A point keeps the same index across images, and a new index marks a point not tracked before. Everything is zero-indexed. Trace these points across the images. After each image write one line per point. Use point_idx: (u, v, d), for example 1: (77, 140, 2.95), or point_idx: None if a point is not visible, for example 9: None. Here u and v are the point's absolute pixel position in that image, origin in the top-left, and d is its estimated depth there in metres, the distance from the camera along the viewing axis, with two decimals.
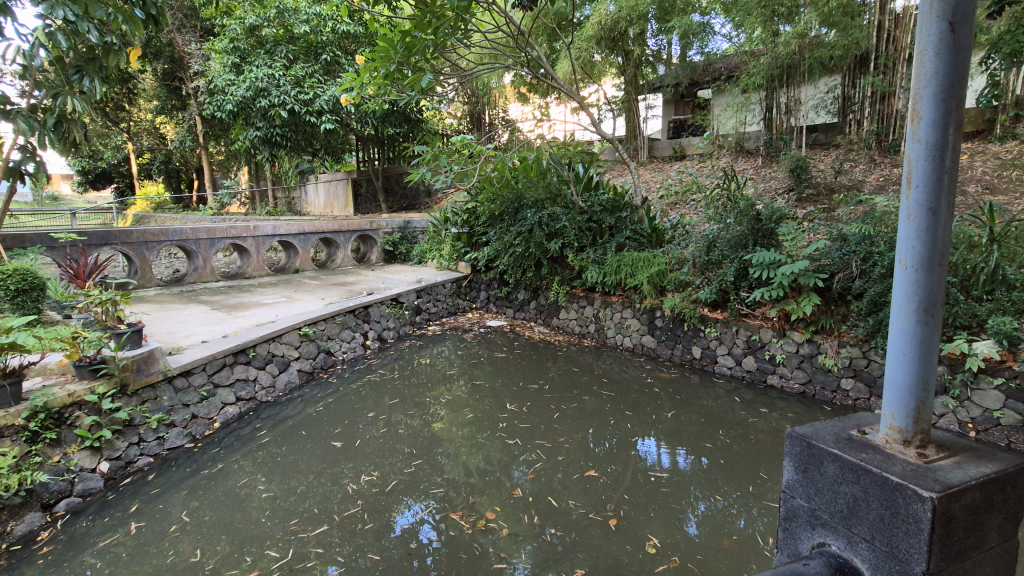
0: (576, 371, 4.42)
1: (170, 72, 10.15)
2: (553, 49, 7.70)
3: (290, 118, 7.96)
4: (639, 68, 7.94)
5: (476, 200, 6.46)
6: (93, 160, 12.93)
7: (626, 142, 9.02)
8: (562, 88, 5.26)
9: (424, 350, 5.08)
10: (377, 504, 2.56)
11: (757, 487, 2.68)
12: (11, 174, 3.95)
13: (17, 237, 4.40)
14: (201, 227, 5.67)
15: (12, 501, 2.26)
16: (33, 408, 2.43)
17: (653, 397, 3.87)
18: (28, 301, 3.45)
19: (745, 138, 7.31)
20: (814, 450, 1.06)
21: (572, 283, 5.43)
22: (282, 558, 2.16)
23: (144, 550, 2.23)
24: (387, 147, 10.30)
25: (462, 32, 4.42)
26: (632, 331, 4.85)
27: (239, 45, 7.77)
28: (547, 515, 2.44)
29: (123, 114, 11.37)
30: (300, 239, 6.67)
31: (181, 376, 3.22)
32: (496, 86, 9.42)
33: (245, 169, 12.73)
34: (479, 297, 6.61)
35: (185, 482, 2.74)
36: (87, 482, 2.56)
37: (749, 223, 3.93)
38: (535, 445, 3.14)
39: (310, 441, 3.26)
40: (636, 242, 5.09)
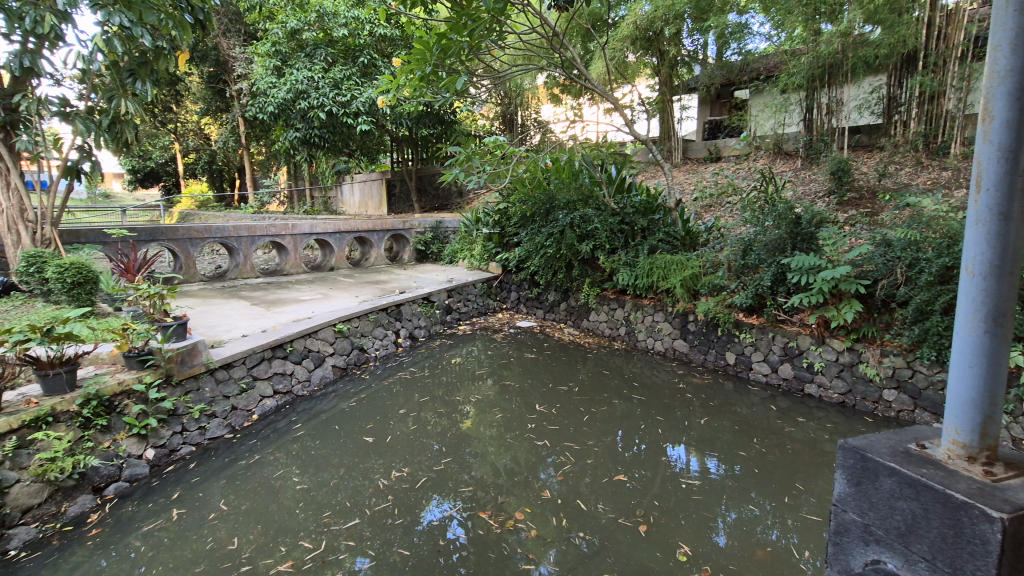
0: (606, 374, 4.38)
1: (215, 75, 10.57)
2: (587, 49, 7.65)
3: (327, 120, 8.14)
4: (674, 68, 7.83)
5: (508, 200, 6.47)
6: (143, 159, 13.53)
7: (660, 143, 8.93)
8: (596, 89, 5.20)
9: (454, 349, 5.12)
10: (407, 499, 2.59)
11: (792, 499, 2.60)
12: (67, 173, 4.13)
13: (74, 232, 4.63)
14: (242, 225, 5.85)
15: (66, 483, 2.38)
16: (86, 395, 2.55)
17: (684, 402, 3.81)
18: (83, 293, 3.64)
19: (783, 139, 7.14)
20: (869, 463, 1.03)
21: (603, 285, 5.40)
22: (315, 549, 2.21)
23: (186, 536, 2.31)
24: (421, 147, 10.45)
25: (497, 33, 4.44)
26: (663, 334, 4.80)
27: (280, 49, 8.09)
28: (575, 518, 2.42)
29: (171, 116, 11.86)
30: (336, 238, 6.82)
31: (223, 368, 3.33)
32: (529, 87, 9.41)
33: (284, 169, 13.10)
34: (509, 297, 6.63)
35: (223, 471, 2.83)
36: (133, 468, 2.67)
37: (788, 227, 3.81)
38: (564, 447, 3.13)
39: (342, 435, 3.33)
40: (669, 245, 5.02)
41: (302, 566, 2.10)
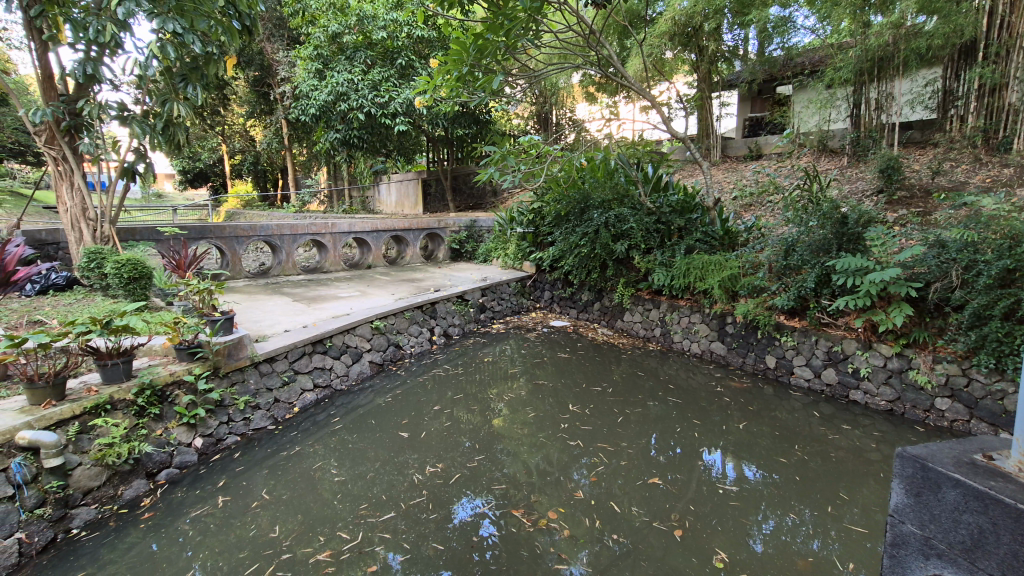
0: (641, 375, 4.32)
1: (260, 79, 10.95)
2: (624, 46, 7.56)
3: (366, 121, 8.30)
4: (714, 64, 7.66)
5: (542, 200, 6.45)
6: (193, 160, 14.15)
7: (698, 141, 8.76)
8: (633, 87, 5.11)
9: (487, 348, 5.15)
10: (441, 494, 2.62)
11: (835, 508, 2.50)
12: (125, 173, 4.33)
13: (130, 230, 4.88)
14: (285, 223, 6.04)
15: (123, 467, 2.50)
16: (141, 385, 2.68)
17: (722, 405, 3.73)
18: (138, 288, 3.82)
19: (829, 136, 6.90)
20: (931, 473, 0.99)
21: (637, 285, 5.33)
22: (351, 540, 2.26)
23: (230, 522, 2.41)
24: (456, 147, 10.56)
25: (533, 32, 4.45)
26: (700, 336, 4.70)
27: (322, 52, 8.33)
28: (608, 520, 2.40)
29: (219, 118, 12.35)
30: (373, 237, 6.97)
31: (266, 361, 3.45)
32: (564, 85, 9.37)
33: (324, 169, 13.46)
34: (543, 297, 6.64)
35: (266, 461, 2.93)
36: (183, 456, 2.79)
37: (833, 227, 3.67)
38: (598, 448, 3.10)
39: (378, 430, 3.40)
40: (707, 245, 4.92)
41: (340, 555, 2.16)
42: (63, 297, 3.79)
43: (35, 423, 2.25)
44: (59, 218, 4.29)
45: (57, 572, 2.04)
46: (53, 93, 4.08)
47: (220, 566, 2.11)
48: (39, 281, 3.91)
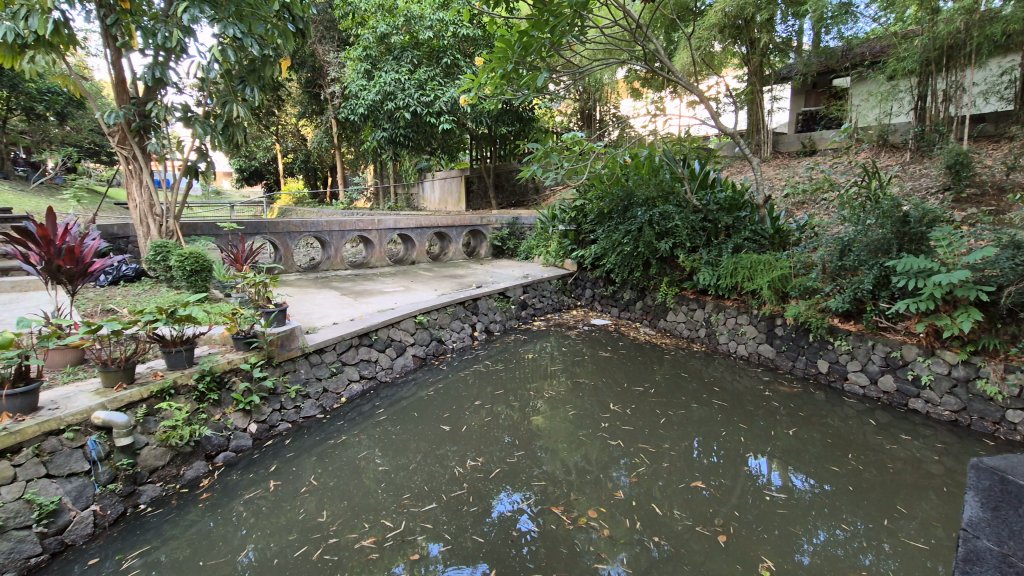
0: (684, 376, 4.24)
1: (311, 80, 11.34)
2: (671, 40, 7.39)
3: (411, 119, 8.46)
4: (765, 57, 7.37)
5: (584, 197, 6.39)
6: (249, 159, 14.84)
7: (747, 137, 8.47)
8: (680, 82, 4.96)
9: (528, 345, 5.16)
10: (481, 488, 2.65)
11: (892, 522, 2.38)
12: (188, 172, 4.58)
13: (193, 226, 5.15)
14: (334, 220, 6.24)
15: (184, 449, 2.66)
16: (202, 371, 2.83)
17: (770, 410, 3.60)
18: (199, 280, 4.04)
19: (889, 130, 6.55)
20: (1011, 487, 0.94)
21: (682, 284, 5.23)
22: (394, 528, 2.32)
23: (281, 506, 2.51)
24: (498, 145, 10.63)
25: (578, 28, 4.42)
26: (747, 338, 4.57)
27: (370, 53, 8.56)
28: (649, 522, 2.37)
29: (274, 119, 12.88)
30: (417, 233, 7.11)
31: (316, 353, 3.59)
32: (609, 82, 9.08)
33: (371, 168, 13.82)
34: (584, 295, 6.62)
35: (314, 449, 3.05)
36: (239, 440, 2.94)
37: (894, 226, 3.47)
38: (639, 449, 3.06)
39: (420, 422, 3.47)
40: (756, 244, 4.77)
41: (383, 543, 2.22)
42: (132, 288, 4.09)
43: (108, 404, 2.41)
44: (129, 214, 4.58)
45: (126, 543, 2.18)
46: (125, 96, 4.36)
47: (271, 547, 2.20)
48: (112, 272, 4.24)
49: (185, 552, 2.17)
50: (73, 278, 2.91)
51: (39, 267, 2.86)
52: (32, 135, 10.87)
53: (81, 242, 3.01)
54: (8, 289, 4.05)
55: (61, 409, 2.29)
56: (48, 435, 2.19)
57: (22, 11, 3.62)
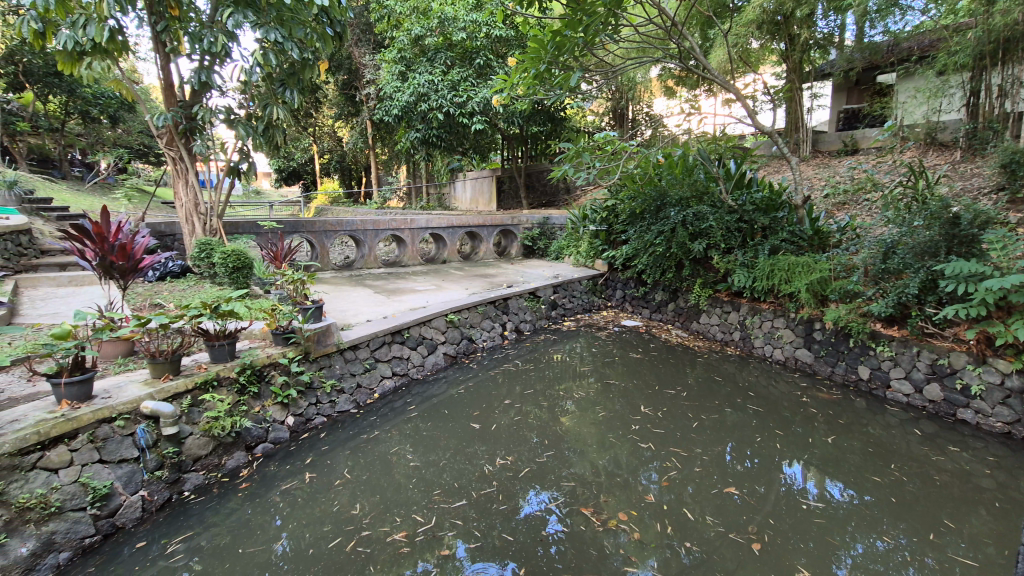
0: (718, 380, 4.16)
1: (347, 82, 11.60)
2: (707, 37, 7.24)
3: (444, 120, 8.55)
4: (806, 53, 7.16)
5: (616, 197, 6.34)
6: (286, 160, 15.28)
7: (785, 135, 8.25)
8: (716, 80, 4.85)
9: (558, 345, 5.16)
10: (510, 487, 2.67)
11: (938, 537, 2.28)
12: (231, 172, 4.74)
13: (235, 224, 5.34)
14: (368, 219, 6.36)
15: (226, 439, 2.75)
16: (243, 364, 2.93)
17: (807, 417, 3.50)
18: (241, 276, 4.17)
19: (938, 128, 6.29)
20: None
21: (715, 286, 5.14)
22: (426, 523, 2.36)
23: (317, 497, 2.58)
24: (530, 145, 10.65)
25: (613, 26, 4.39)
26: (784, 342, 4.46)
27: (405, 55, 8.70)
28: (681, 527, 2.33)
29: (311, 121, 13.22)
30: (449, 232, 7.19)
31: (350, 349, 3.67)
32: (642, 80, 9.00)
33: (403, 168, 14.02)
34: (615, 296, 6.58)
35: (348, 443, 3.12)
36: (277, 432, 3.03)
37: (942, 228, 3.32)
38: (670, 452, 3.03)
39: (450, 419, 3.51)
40: (794, 245, 4.64)
41: (414, 537, 2.25)
42: (179, 284, 4.27)
43: (156, 394, 2.52)
44: (176, 212, 4.78)
45: (171, 528, 2.28)
46: (173, 100, 4.54)
47: (307, 537, 2.27)
48: (159, 269, 4.43)
49: (225, 539, 2.25)
50: (125, 273, 3.06)
51: (94, 263, 3.01)
52: (87, 138, 11.47)
53: (132, 238, 3.15)
54: (65, 284, 4.28)
55: (113, 399, 2.40)
56: (101, 422, 2.30)
57: (80, 20, 3.82)
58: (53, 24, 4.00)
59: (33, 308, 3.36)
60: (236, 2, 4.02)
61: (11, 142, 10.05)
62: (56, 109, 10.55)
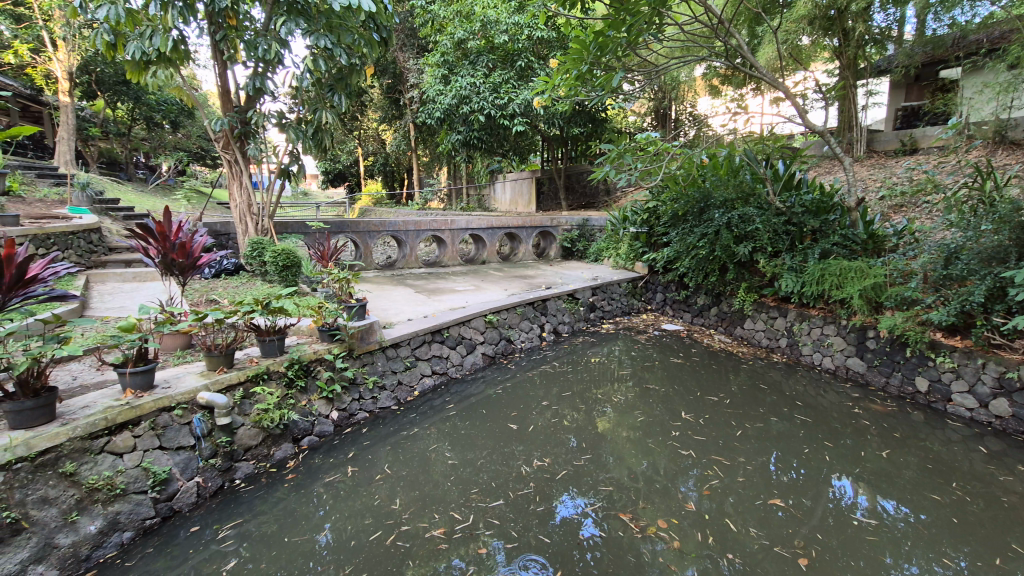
0: (763, 388, 4.03)
1: (392, 86, 11.86)
2: (755, 34, 7.04)
3: (485, 122, 8.63)
4: (861, 49, 6.78)
5: (658, 199, 6.23)
6: (333, 162, 15.77)
7: (838, 135, 7.89)
8: (764, 78, 4.67)
9: (596, 347, 5.11)
10: (547, 489, 2.66)
11: (1004, 562, 2.13)
12: (282, 174, 4.92)
13: (285, 224, 5.56)
14: (410, 220, 6.49)
15: (275, 431, 2.86)
16: (292, 359, 3.05)
17: (859, 429, 3.34)
18: (290, 275, 4.33)
19: (1009, 125, 5.89)
20: None
21: (761, 291, 4.99)
22: (463, 521, 2.38)
23: (358, 491, 2.65)
24: (570, 147, 10.61)
25: (657, 26, 4.33)
26: (834, 350, 4.28)
27: (448, 59, 8.82)
28: (722, 538, 2.27)
29: (356, 123, 13.59)
30: (489, 233, 7.24)
31: (392, 347, 3.76)
32: (687, 79, 8.78)
33: (444, 170, 14.22)
34: (655, 299, 6.48)
35: (389, 439, 3.19)
36: (322, 426, 3.13)
37: (1011, 233, 3.12)
38: (711, 461, 2.95)
39: (488, 419, 3.53)
40: (847, 249, 4.45)
41: (452, 534, 2.28)
42: (232, 281, 4.48)
43: (211, 385, 2.65)
44: (230, 213, 5.01)
45: (223, 515, 2.38)
46: (229, 105, 4.76)
47: (348, 529, 2.33)
48: (215, 266, 4.66)
49: (272, 528, 2.33)
50: (184, 270, 3.22)
51: (157, 260, 3.19)
52: (150, 142, 12.16)
53: (191, 237, 3.32)
54: (130, 279, 4.54)
55: (172, 389, 2.54)
56: (162, 411, 2.44)
57: (147, 32, 4.07)
58: (123, 35, 4.27)
59: (102, 301, 3.59)
60: (289, 10, 4.17)
61: (83, 146, 10.77)
62: (123, 115, 11.24)
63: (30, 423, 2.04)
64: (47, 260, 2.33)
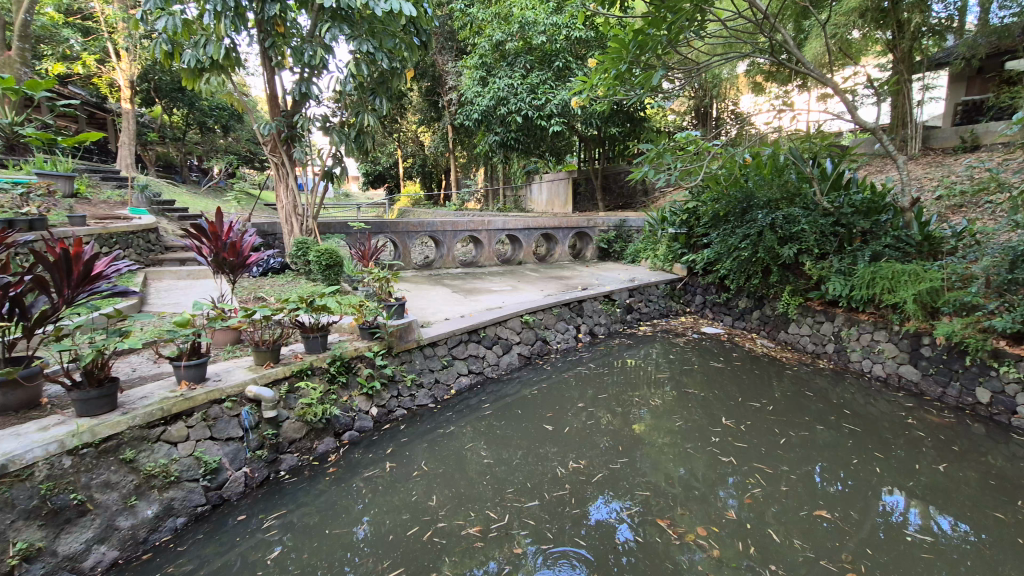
0: (809, 394, 3.89)
1: (431, 89, 12.04)
2: (801, 29, 6.82)
3: (523, 123, 8.66)
4: (917, 41, 6.46)
5: (698, 199, 6.11)
6: (373, 164, 16.14)
7: (890, 132, 7.54)
8: (811, 74, 4.50)
9: (633, 349, 5.05)
10: (583, 491, 2.65)
11: None
12: (326, 176, 5.07)
13: (328, 225, 5.73)
14: (448, 221, 6.58)
15: (318, 425, 2.95)
16: (334, 356, 3.14)
17: (913, 440, 3.18)
18: (333, 273, 4.45)
19: None
20: None
21: (807, 294, 4.83)
22: (499, 520, 2.40)
23: (397, 486, 2.70)
24: (608, 147, 10.52)
25: (699, 23, 4.23)
26: (885, 357, 4.09)
27: (486, 61, 8.89)
28: (765, 549, 2.20)
29: (396, 126, 13.84)
30: (525, 234, 7.27)
31: (429, 346, 3.82)
32: (729, 76, 8.58)
33: (482, 171, 14.35)
34: (694, 301, 6.35)
35: (426, 436, 3.24)
36: (362, 422, 3.20)
37: None
38: (753, 468, 2.87)
39: (524, 419, 3.54)
40: (899, 251, 4.25)
41: (488, 532, 2.30)
42: (279, 280, 4.65)
43: (258, 379, 2.75)
44: (277, 213, 5.20)
45: (268, 505, 2.47)
46: (277, 110, 4.93)
47: (386, 524, 2.38)
48: (262, 266, 4.85)
49: (315, 519, 2.41)
50: (234, 268, 3.36)
51: (210, 258, 3.34)
52: (203, 146, 12.74)
53: (241, 237, 3.46)
54: (184, 277, 4.77)
55: (223, 382, 2.66)
56: (213, 403, 2.55)
57: (202, 41, 4.26)
58: (179, 45, 4.48)
59: (159, 298, 3.79)
60: (333, 16, 4.30)
61: (143, 150, 11.36)
62: (178, 121, 11.83)
63: (95, 411, 2.17)
64: (111, 258, 2.44)
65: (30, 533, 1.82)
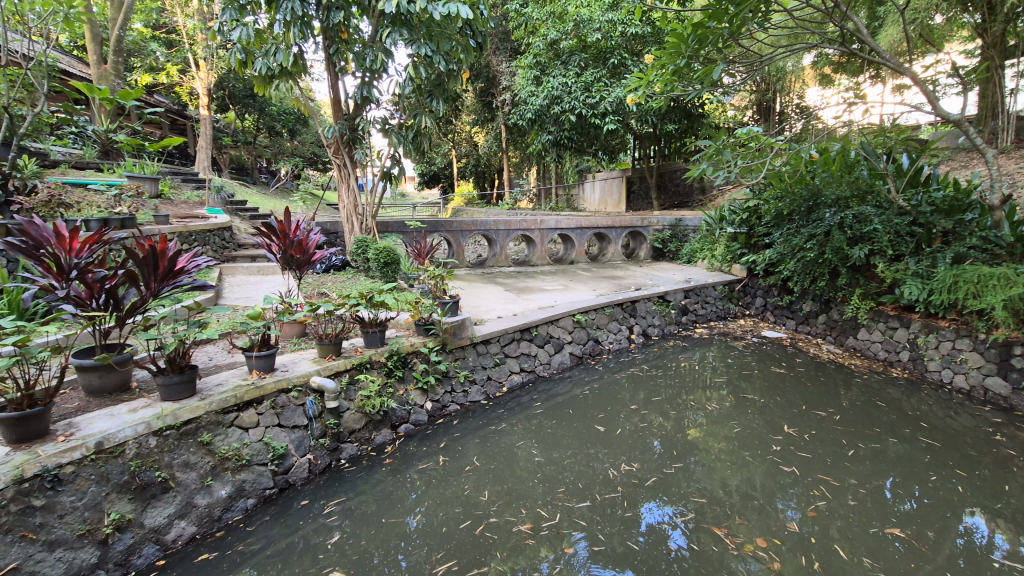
0: (880, 404, 3.66)
1: (485, 90, 12.18)
2: (876, 16, 6.41)
3: (576, 121, 8.61)
4: (1010, 24, 5.92)
5: (759, 197, 5.87)
6: (428, 164, 16.52)
7: (977, 124, 6.96)
8: (887, 63, 4.21)
9: (688, 352, 4.93)
10: (636, 495, 2.61)
11: None
12: (385, 177, 5.24)
13: (385, 224, 5.91)
14: (501, 220, 6.64)
15: (376, 417, 3.06)
16: (391, 351, 3.25)
17: (1000, 459, 2.93)
18: (390, 270, 4.60)
19: None
20: None
21: (879, 298, 4.55)
22: (551, 519, 2.40)
23: (449, 480, 2.76)
24: (663, 144, 10.29)
25: (764, 12, 4.05)
26: (968, 367, 3.79)
27: (540, 60, 8.90)
28: (831, 565, 2.10)
29: (451, 127, 14.09)
30: (578, 233, 7.23)
31: (482, 343, 3.88)
32: (794, 69, 8.17)
33: (534, 170, 14.37)
34: (754, 303, 6.12)
35: (478, 432, 3.29)
36: (417, 415, 3.29)
37: None
38: (817, 480, 2.74)
39: (575, 419, 3.53)
40: (986, 253, 3.92)
41: (539, 530, 2.31)
42: (340, 276, 4.85)
43: (322, 371, 2.89)
44: (339, 213, 5.42)
45: (330, 492, 2.58)
46: (340, 113, 5.14)
47: (440, 516, 2.43)
48: (325, 262, 5.07)
49: (372, 507, 2.50)
50: (300, 265, 3.53)
51: (278, 255, 3.53)
52: (271, 149, 13.44)
53: (307, 235, 3.62)
54: (255, 273, 5.07)
55: (289, 372, 2.80)
56: (281, 392, 2.70)
57: (271, 49, 4.50)
58: (251, 54, 4.75)
59: (234, 292, 4.04)
60: (393, 21, 4.43)
61: (218, 153, 12.12)
62: (250, 125, 12.55)
63: (177, 396, 2.35)
64: (190, 254, 2.62)
65: (121, 505, 1.99)
